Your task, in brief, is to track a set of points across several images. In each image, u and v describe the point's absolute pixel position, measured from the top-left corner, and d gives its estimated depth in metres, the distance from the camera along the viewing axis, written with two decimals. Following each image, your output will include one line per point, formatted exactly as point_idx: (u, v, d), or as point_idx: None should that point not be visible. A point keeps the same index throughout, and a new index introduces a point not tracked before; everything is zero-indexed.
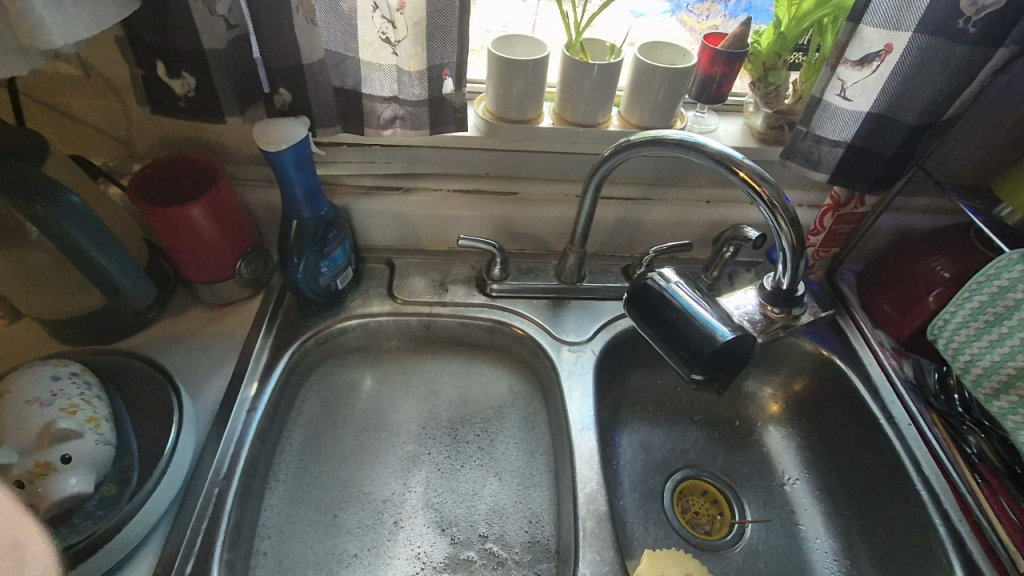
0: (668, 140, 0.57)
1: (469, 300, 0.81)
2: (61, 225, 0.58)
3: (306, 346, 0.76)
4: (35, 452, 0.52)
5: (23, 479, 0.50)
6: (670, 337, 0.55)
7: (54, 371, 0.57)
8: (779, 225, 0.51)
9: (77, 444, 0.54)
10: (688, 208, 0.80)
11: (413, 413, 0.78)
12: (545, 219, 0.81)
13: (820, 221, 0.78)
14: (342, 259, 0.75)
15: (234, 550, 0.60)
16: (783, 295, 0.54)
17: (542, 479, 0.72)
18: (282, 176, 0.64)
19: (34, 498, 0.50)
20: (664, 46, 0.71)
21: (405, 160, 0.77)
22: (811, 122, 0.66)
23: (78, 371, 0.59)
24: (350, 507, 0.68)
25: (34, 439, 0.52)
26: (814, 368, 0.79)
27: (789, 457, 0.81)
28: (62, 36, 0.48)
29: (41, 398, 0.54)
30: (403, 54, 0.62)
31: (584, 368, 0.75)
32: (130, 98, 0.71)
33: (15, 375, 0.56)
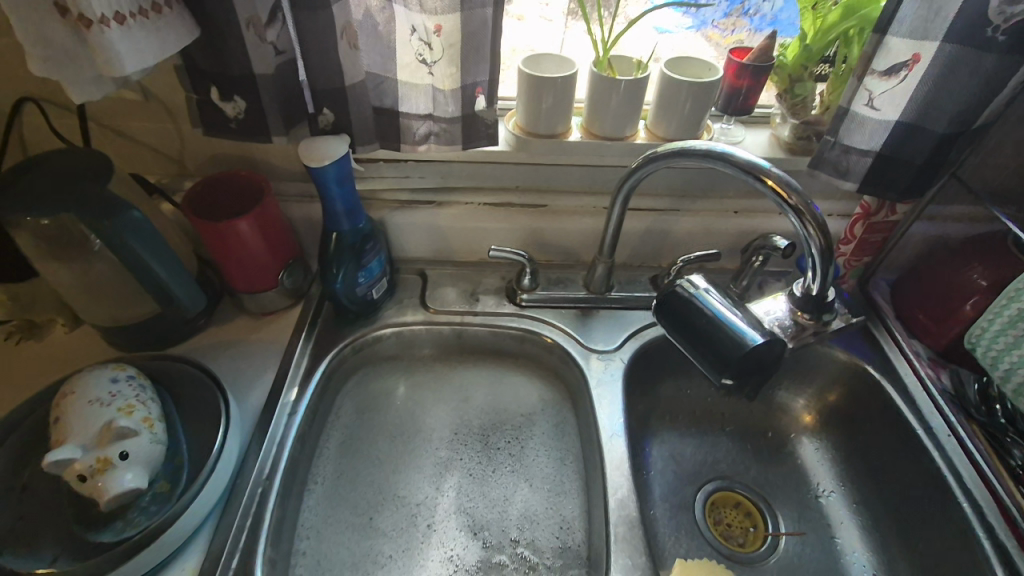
0: (696, 151, 0.58)
1: (499, 309, 0.83)
2: (122, 237, 0.63)
3: (343, 354, 0.79)
4: (96, 448, 0.55)
5: (87, 474, 0.54)
6: (700, 342, 0.56)
7: (114, 374, 0.61)
8: (808, 232, 0.52)
9: (134, 441, 0.57)
10: (715, 218, 0.81)
11: (446, 419, 0.80)
12: (573, 230, 0.83)
13: (851, 230, 0.77)
14: (377, 269, 0.78)
15: (276, 547, 0.63)
16: (813, 301, 0.54)
17: (572, 486, 0.73)
18: (323, 191, 0.68)
19: (96, 492, 0.54)
20: (689, 61, 0.73)
21: (438, 175, 0.80)
22: (838, 132, 0.67)
23: (134, 375, 0.63)
24: (385, 510, 0.70)
25: (96, 436, 0.56)
26: (847, 379, 0.78)
27: (824, 470, 0.80)
28: (133, 62, 0.53)
29: (102, 399, 0.58)
30: (439, 74, 0.65)
31: (614, 376, 0.76)
32: (185, 120, 0.76)
33: (79, 378, 0.60)
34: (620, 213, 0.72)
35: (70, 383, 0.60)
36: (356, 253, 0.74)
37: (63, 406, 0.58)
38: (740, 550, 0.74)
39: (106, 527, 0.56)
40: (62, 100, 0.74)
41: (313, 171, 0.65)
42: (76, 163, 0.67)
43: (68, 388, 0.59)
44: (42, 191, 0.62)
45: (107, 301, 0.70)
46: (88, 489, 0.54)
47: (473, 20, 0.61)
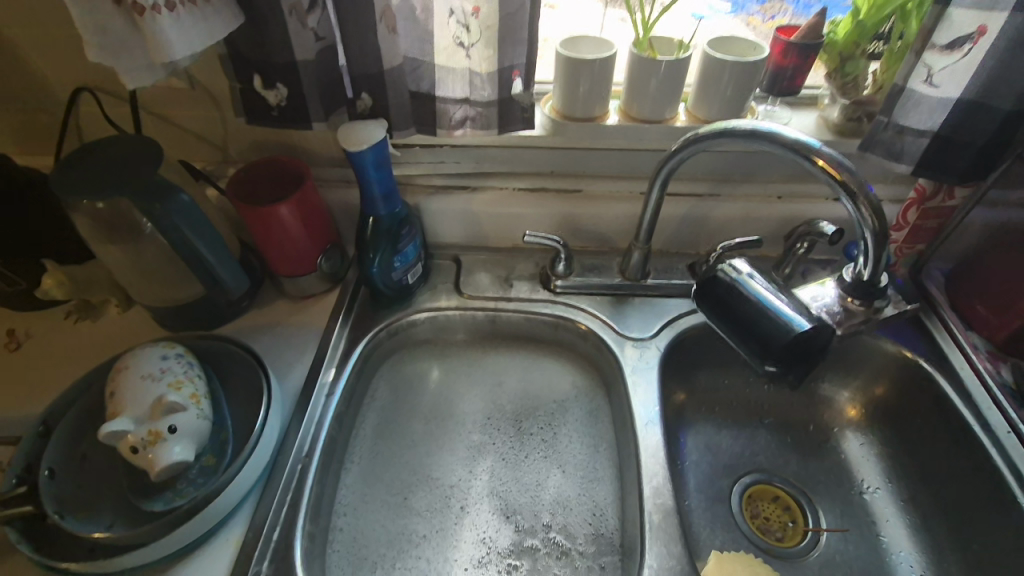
0: (740, 131, 0.56)
1: (533, 296, 0.83)
2: (172, 220, 0.65)
3: (379, 337, 0.81)
4: (150, 422, 0.57)
5: (139, 445, 0.56)
6: (742, 328, 0.54)
7: (165, 352, 0.63)
8: (861, 214, 0.50)
9: (184, 415, 0.59)
10: (758, 204, 0.79)
11: (479, 403, 0.80)
12: (609, 216, 0.82)
13: (903, 216, 0.74)
14: (413, 254, 0.79)
15: (316, 522, 0.64)
16: (863, 287, 0.53)
17: (606, 474, 0.72)
18: (361, 175, 0.68)
19: (149, 464, 0.56)
20: (733, 40, 0.71)
21: (474, 160, 0.80)
22: (893, 112, 0.64)
23: (180, 353, 0.65)
24: (419, 490, 0.71)
25: (150, 410, 0.58)
26: (895, 371, 0.75)
27: (869, 465, 0.77)
28: (182, 49, 0.54)
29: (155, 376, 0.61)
30: (476, 57, 0.65)
31: (649, 365, 0.75)
32: (228, 107, 0.78)
33: (132, 354, 0.63)
34: (659, 194, 0.70)
35: (123, 359, 0.62)
36: (389, 238, 0.75)
37: (118, 381, 0.60)
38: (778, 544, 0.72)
39: (158, 496, 0.58)
40: (115, 89, 0.77)
41: (348, 154, 0.65)
42: (129, 148, 0.69)
43: (121, 364, 0.61)
44: (98, 176, 0.64)
45: (157, 282, 0.73)
46: (142, 460, 0.57)
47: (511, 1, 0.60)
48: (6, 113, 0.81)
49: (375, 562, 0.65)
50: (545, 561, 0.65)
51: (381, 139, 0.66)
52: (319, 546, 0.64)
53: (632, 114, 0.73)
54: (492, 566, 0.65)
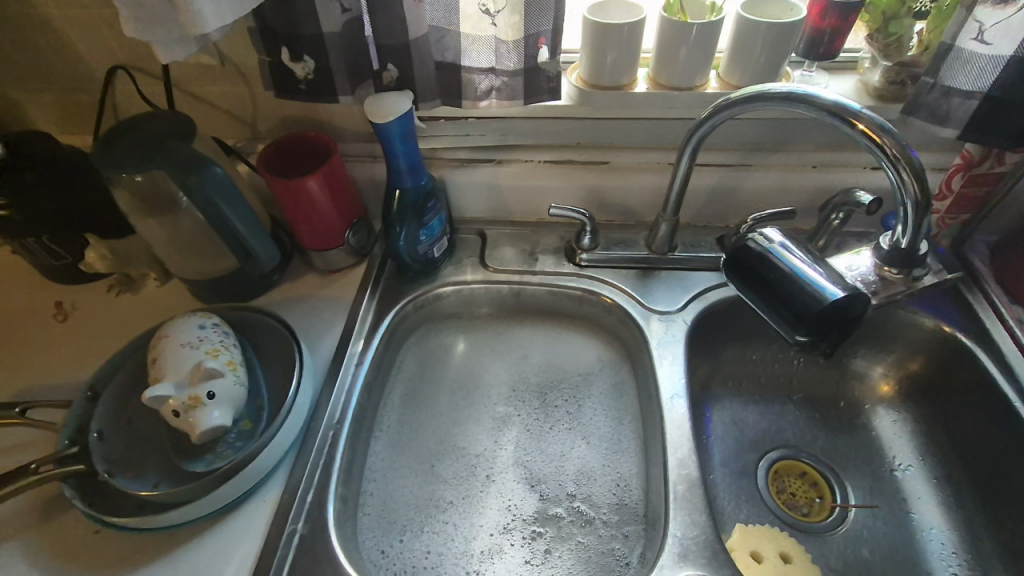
0: (774, 94, 0.54)
1: (559, 269, 0.83)
2: (206, 193, 0.67)
3: (405, 310, 0.82)
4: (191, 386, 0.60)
5: (182, 408, 0.59)
6: (773, 298, 0.53)
7: (206, 323, 0.66)
8: (902, 180, 0.48)
9: (223, 381, 0.62)
10: (791, 175, 0.76)
11: (504, 375, 0.81)
12: (636, 188, 0.81)
13: (947, 183, 0.70)
14: (439, 228, 0.80)
15: (347, 486, 0.67)
16: (902, 255, 0.51)
17: (630, 446, 0.73)
18: (387, 147, 0.69)
19: (190, 426, 0.59)
20: (769, 1, 0.68)
21: (499, 133, 0.80)
22: (938, 73, 0.61)
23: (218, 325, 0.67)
24: (446, 459, 0.73)
25: (191, 374, 0.61)
26: (933, 346, 0.73)
27: (901, 442, 0.76)
28: (214, 22, 0.55)
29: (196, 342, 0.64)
30: (502, 24, 0.64)
31: (675, 338, 0.74)
32: (257, 83, 0.79)
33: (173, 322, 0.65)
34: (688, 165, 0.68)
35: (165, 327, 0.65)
36: (415, 212, 0.75)
37: (162, 345, 0.63)
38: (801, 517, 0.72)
39: (199, 458, 0.61)
40: (148, 66, 0.79)
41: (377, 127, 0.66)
42: (163, 124, 0.71)
43: (164, 330, 0.64)
44: (135, 150, 0.66)
45: (193, 254, 0.75)
46: (183, 422, 0.60)
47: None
48: (46, 93, 0.83)
49: (403, 526, 0.67)
50: (569, 529, 0.66)
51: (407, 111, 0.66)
52: (351, 509, 0.66)
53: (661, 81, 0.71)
54: (517, 532, 0.67)
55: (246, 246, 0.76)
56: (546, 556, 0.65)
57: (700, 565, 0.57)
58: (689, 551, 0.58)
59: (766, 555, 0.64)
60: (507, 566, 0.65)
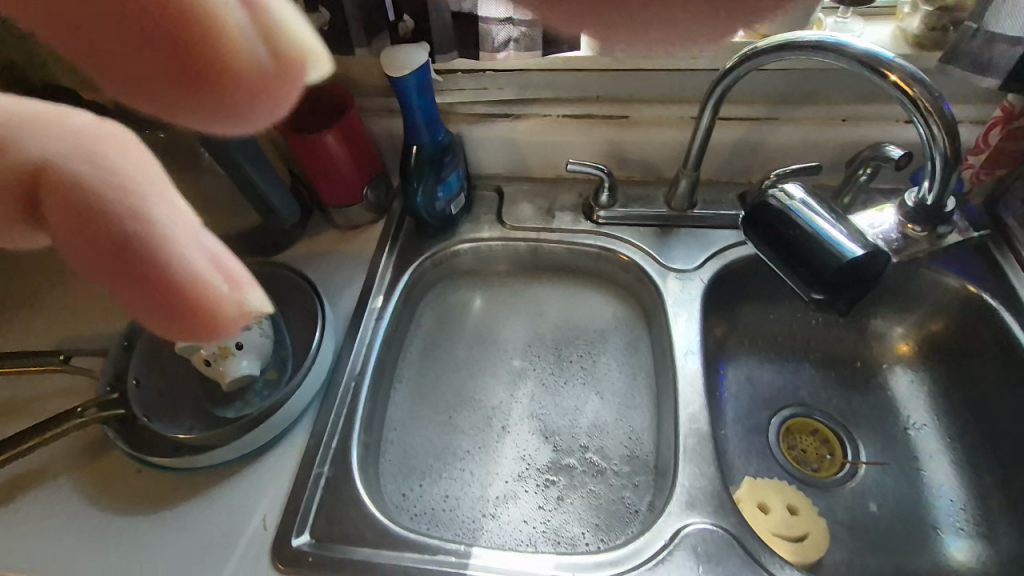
0: (802, 43, 0.52)
1: (576, 227, 0.82)
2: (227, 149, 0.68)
3: (424, 267, 0.82)
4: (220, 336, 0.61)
5: (210, 357, 0.61)
6: (789, 255, 0.53)
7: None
8: (932, 132, 0.47)
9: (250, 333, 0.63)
10: (820, 129, 0.73)
11: (521, 332, 0.82)
12: (657, 143, 0.79)
13: (984, 137, 0.67)
14: (456, 184, 0.79)
15: (370, 434, 0.69)
16: (927, 211, 0.50)
17: (643, 401, 0.74)
18: (404, 101, 0.68)
19: (218, 374, 0.62)
20: None
21: (517, 86, 0.78)
22: (984, 18, 0.58)
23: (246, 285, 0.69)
24: (463, 410, 0.75)
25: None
26: (957, 307, 0.71)
27: (918, 403, 0.75)
28: None
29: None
30: None
31: (691, 296, 0.74)
32: None
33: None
34: (710, 118, 0.66)
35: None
36: (433, 167, 0.75)
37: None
38: (812, 473, 0.73)
39: (230, 404, 0.64)
40: None
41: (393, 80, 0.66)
42: None
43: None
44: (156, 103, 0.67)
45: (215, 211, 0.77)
46: (211, 369, 0.62)
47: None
48: None
49: (423, 472, 0.71)
50: (582, 479, 0.69)
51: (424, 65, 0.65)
52: (373, 455, 0.69)
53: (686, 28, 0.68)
54: (531, 480, 0.69)
55: (267, 203, 0.77)
56: (559, 503, 0.67)
57: (708, 514, 0.59)
58: (697, 500, 0.60)
59: (773, 507, 0.66)
60: (522, 511, 0.68)
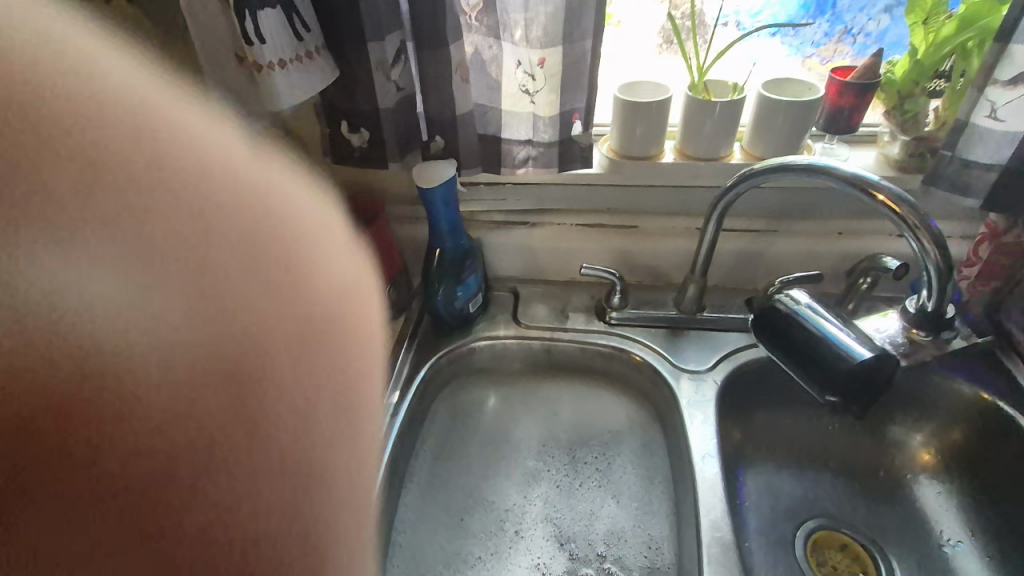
0: (796, 166, 0.57)
1: (589, 327, 0.85)
2: None
3: (439, 364, 0.83)
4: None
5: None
6: (802, 356, 0.54)
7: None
8: (924, 246, 0.51)
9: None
10: (817, 241, 0.79)
11: (534, 431, 0.82)
12: (664, 251, 0.84)
13: (974, 251, 0.72)
14: (475, 284, 0.83)
15: (378, 535, 0.67)
16: (930, 318, 0.52)
17: (660, 507, 0.72)
18: (432, 211, 0.75)
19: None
20: (789, 82, 0.73)
21: (534, 198, 0.85)
22: (955, 147, 0.64)
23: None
24: (476, 512, 0.73)
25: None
26: (973, 415, 0.71)
27: (949, 516, 0.72)
28: (289, 99, 0.63)
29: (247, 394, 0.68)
30: (540, 102, 0.70)
31: (706, 399, 0.74)
32: (315, 150, 0.87)
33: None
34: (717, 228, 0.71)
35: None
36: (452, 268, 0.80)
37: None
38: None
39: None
40: None
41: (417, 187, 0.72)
42: None
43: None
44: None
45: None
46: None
47: (574, 52, 0.66)
48: None
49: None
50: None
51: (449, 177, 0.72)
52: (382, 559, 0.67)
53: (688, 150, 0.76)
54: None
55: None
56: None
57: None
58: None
59: None
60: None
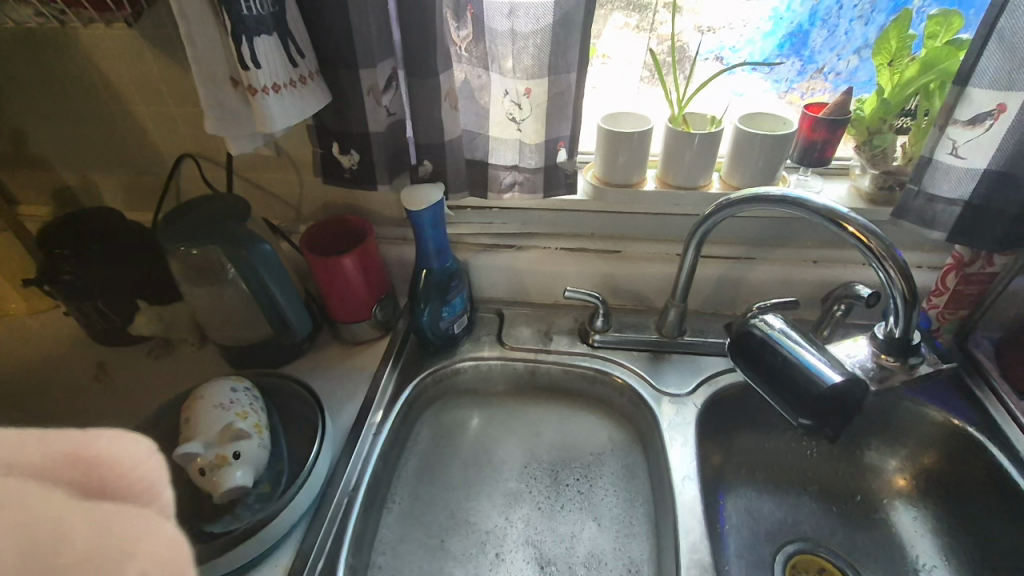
0: (769, 197, 0.60)
1: (572, 349, 0.86)
2: (254, 266, 0.74)
3: (424, 383, 0.85)
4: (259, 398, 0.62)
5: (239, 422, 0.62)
6: (775, 380, 0.56)
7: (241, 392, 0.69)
8: (891, 276, 0.53)
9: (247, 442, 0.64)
10: (793, 268, 0.81)
11: (517, 452, 0.83)
12: (646, 276, 0.86)
13: (942, 281, 0.75)
14: (460, 306, 0.85)
15: (357, 557, 0.67)
16: (898, 344, 0.55)
17: (641, 530, 0.72)
18: (419, 232, 0.76)
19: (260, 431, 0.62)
20: (764, 117, 0.77)
21: (520, 222, 0.87)
22: (921, 182, 0.67)
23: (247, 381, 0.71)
24: (456, 534, 0.73)
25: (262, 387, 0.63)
26: (945, 440, 0.73)
27: (923, 540, 0.74)
28: (281, 122, 0.64)
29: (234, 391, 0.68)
30: (527, 130, 0.72)
31: (686, 421, 0.76)
32: (306, 171, 0.89)
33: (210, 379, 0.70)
34: (696, 254, 0.73)
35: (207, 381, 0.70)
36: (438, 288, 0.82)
37: (205, 400, 0.67)
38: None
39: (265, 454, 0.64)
40: (214, 156, 0.89)
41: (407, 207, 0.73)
42: (218, 205, 0.79)
43: (203, 388, 0.67)
44: (196, 225, 0.74)
45: (231, 323, 0.81)
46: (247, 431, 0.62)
47: (559, 84, 0.68)
48: (122, 175, 0.94)
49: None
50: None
51: (438, 199, 0.73)
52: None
53: (668, 178, 0.79)
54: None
55: (282, 316, 0.81)
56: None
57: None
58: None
59: None
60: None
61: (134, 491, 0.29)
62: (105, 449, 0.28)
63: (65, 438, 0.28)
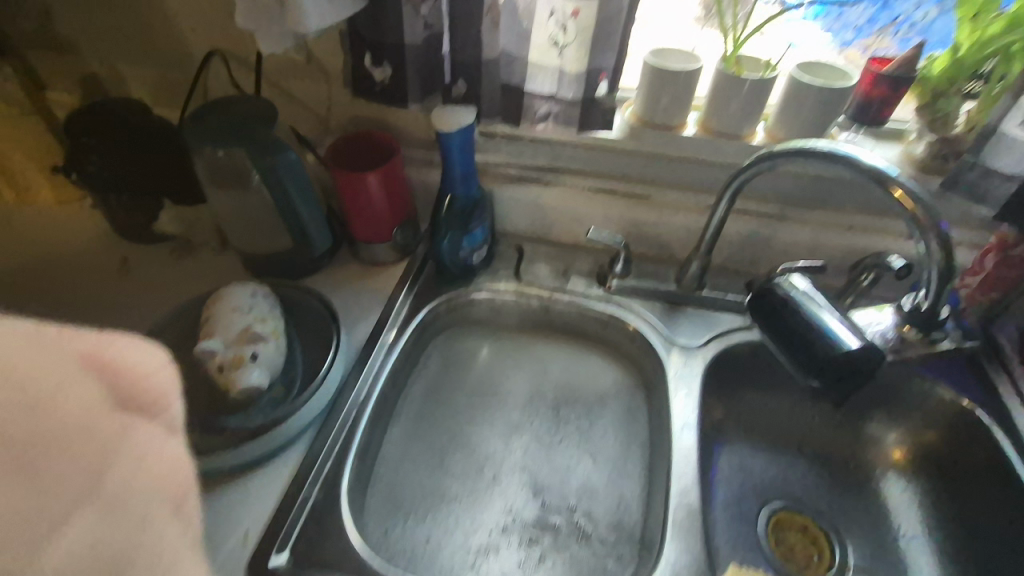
0: (813, 152, 0.56)
1: (588, 292, 0.86)
2: (277, 174, 0.73)
3: (438, 310, 0.86)
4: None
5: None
6: (789, 341, 0.56)
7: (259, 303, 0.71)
8: (929, 245, 0.51)
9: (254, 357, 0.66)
10: (826, 233, 0.79)
11: (523, 385, 0.84)
12: (673, 225, 0.84)
13: (980, 262, 0.72)
14: (481, 237, 0.84)
15: (361, 465, 0.70)
16: (922, 318, 0.54)
17: (634, 471, 0.75)
18: (446, 156, 0.74)
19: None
20: (823, 67, 0.72)
21: (550, 157, 0.85)
22: (982, 154, 0.65)
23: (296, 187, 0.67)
24: (457, 455, 0.76)
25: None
26: (950, 420, 0.73)
27: (908, 512, 0.75)
28: (313, 22, 0.61)
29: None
30: (568, 58, 0.68)
31: (692, 372, 0.76)
32: (336, 81, 0.86)
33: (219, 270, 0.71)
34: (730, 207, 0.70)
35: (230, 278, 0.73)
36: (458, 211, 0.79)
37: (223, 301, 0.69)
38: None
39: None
40: (242, 55, 0.86)
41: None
42: (245, 107, 0.77)
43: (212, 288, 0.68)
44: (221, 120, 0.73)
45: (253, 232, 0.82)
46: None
47: (610, 8, 0.64)
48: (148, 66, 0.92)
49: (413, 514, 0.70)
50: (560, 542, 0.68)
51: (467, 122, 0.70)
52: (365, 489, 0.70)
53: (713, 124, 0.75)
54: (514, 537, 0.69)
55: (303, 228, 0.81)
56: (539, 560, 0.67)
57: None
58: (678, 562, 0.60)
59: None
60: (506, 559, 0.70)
61: (148, 397, 0.30)
62: (118, 352, 0.29)
63: (79, 335, 0.28)
